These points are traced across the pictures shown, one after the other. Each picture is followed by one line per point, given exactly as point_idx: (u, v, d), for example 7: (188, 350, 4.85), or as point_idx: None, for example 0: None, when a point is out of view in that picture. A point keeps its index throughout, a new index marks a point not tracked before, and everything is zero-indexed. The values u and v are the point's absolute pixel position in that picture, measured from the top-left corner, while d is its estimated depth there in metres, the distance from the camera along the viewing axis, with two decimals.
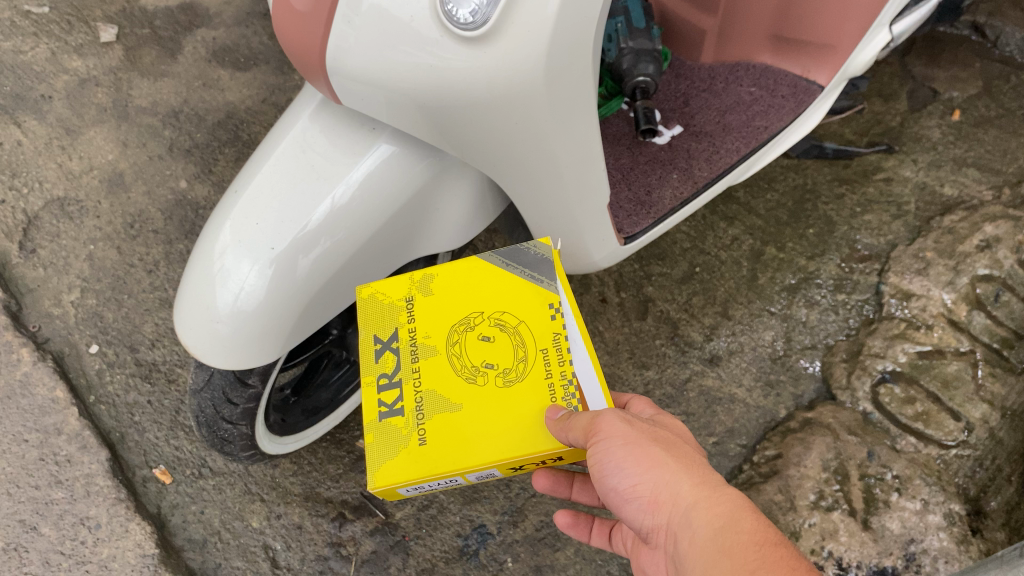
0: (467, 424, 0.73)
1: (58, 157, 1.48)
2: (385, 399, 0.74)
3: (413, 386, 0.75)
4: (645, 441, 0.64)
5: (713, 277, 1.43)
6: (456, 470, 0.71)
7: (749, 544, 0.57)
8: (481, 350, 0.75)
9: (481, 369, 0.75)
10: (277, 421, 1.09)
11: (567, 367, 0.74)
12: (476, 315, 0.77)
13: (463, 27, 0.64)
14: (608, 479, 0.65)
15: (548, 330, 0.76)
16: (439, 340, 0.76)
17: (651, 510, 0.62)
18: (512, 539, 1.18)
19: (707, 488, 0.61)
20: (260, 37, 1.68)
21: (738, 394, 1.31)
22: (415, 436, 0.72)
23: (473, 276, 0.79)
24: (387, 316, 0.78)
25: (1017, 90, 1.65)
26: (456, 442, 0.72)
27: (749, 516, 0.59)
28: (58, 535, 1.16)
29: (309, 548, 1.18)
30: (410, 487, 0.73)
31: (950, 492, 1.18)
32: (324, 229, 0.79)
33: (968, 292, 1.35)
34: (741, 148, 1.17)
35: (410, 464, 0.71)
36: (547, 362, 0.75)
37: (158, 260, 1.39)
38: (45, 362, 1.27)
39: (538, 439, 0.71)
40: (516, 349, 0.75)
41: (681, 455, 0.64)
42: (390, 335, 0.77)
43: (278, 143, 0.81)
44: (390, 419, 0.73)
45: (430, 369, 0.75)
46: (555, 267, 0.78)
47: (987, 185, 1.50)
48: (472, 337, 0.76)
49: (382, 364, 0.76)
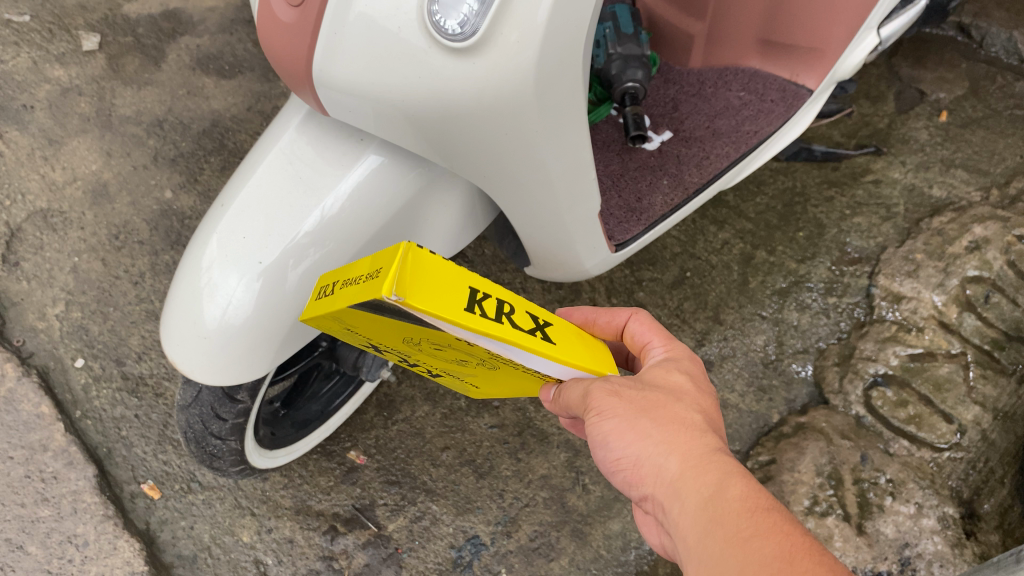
0: (501, 378, 0.67)
1: (40, 167, 1.46)
2: (420, 370, 0.73)
3: (428, 366, 0.70)
4: (635, 408, 0.62)
5: (703, 282, 1.42)
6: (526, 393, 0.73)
7: (741, 511, 0.56)
8: (443, 354, 0.63)
9: (462, 362, 0.63)
10: (267, 435, 1.07)
11: (519, 364, 0.59)
12: (410, 338, 0.60)
13: (452, 38, 0.63)
14: (600, 450, 0.64)
15: (475, 349, 0.57)
16: (407, 348, 0.65)
17: (637, 480, 0.62)
18: (506, 550, 1.17)
19: (696, 457, 0.60)
20: (245, 45, 1.68)
21: (731, 399, 1.30)
22: (469, 384, 0.73)
23: (366, 318, 0.56)
24: (354, 338, 0.66)
25: (1003, 91, 1.65)
26: (502, 386, 0.71)
27: (739, 480, 0.58)
28: (44, 553, 1.13)
29: (300, 562, 1.16)
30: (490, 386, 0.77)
31: (944, 496, 1.17)
32: (313, 240, 0.77)
33: (958, 294, 1.34)
34: (730, 154, 1.16)
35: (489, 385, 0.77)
36: (500, 362, 0.60)
37: (144, 272, 1.37)
38: (30, 377, 1.25)
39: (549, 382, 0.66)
40: (469, 358, 0.61)
41: (672, 420, 0.62)
42: (371, 345, 0.67)
43: (262, 157, 0.80)
44: (440, 377, 0.74)
45: (428, 359, 0.67)
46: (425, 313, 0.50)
47: (976, 186, 1.50)
48: (426, 348, 0.62)
49: (389, 356, 0.70)
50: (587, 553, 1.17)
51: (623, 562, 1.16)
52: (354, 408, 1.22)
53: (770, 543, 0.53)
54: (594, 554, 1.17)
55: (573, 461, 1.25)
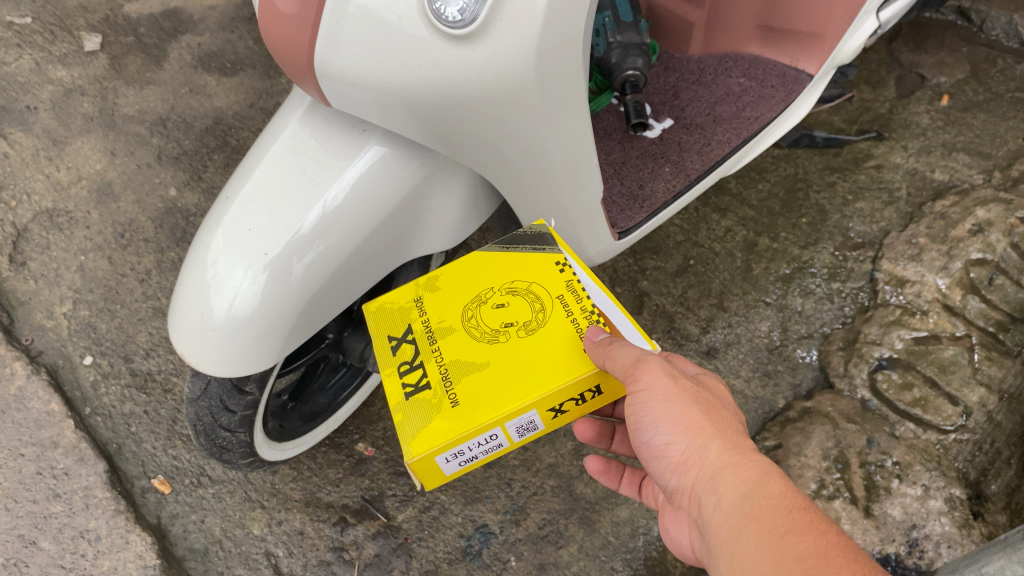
0: (504, 379, 0.71)
1: (45, 168, 1.47)
2: (409, 381, 0.73)
3: (436, 362, 0.74)
4: (687, 397, 0.64)
5: (707, 269, 1.43)
6: (494, 421, 0.69)
7: (778, 509, 0.56)
8: (497, 315, 0.76)
9: (503, 331, 0.75)
10: (275, 427, 1.08)
11: (586, 302, 0.76)
12: (490, 290, 0.78)
13: (452, 26, 0.64)
14: (644, 432, 0.65)
15: (560, 280, 0.77)
16: (454, 321, 0.77)
17: (679, 471, 0.63)
18: (515, 538, 1.18)
19: (738, 454, 0.61)
20: (246, 42, 1.68)
21: (736, 385, 1.30)
22: (447, 401, 0.71)
23: (480, 266, 0.81)
24: (398, 319, 0.78)
25: (1004, 73, 1.65)
26: (490, 397, 0.70)
27: (778, 480, 0.59)
28: (57, 549, 1.14)
29: (311, 554, 1.17)
30: (448, 456, 0.70)
31: (950, 477, 1.17)
32: (318, 232, 0.78)
33: (961, 277, 1.34)
34: (732, 140, 1.17)
35: (449, 428, 0.69)
36: (566, 304, 0.76)
37: (150, 269, 1.38)
38: (40, 375, 1.26)
39: (580, 363, 0.71)
40: (531, 305, 0.76)
41: (720, 420, 0.64)
42: (403, 331, 0.77)
43: (265, 151, 0.80)
44: (418, 396, 0.72)
45: (448, 348, 0.75)
46: (555, 236, 0.80)
47: (978, 169, 1.50)
48: (490, 308, 0.77)
49: (400, 355, 0.76)
50: (595, 540, 1.17)
51: (632, 548, 1.16)
52: (359, 403, 1.24)
53: (805, 541, 0.54)
54: (603, 541, 1.17)
55: (580, 448, 1.25)
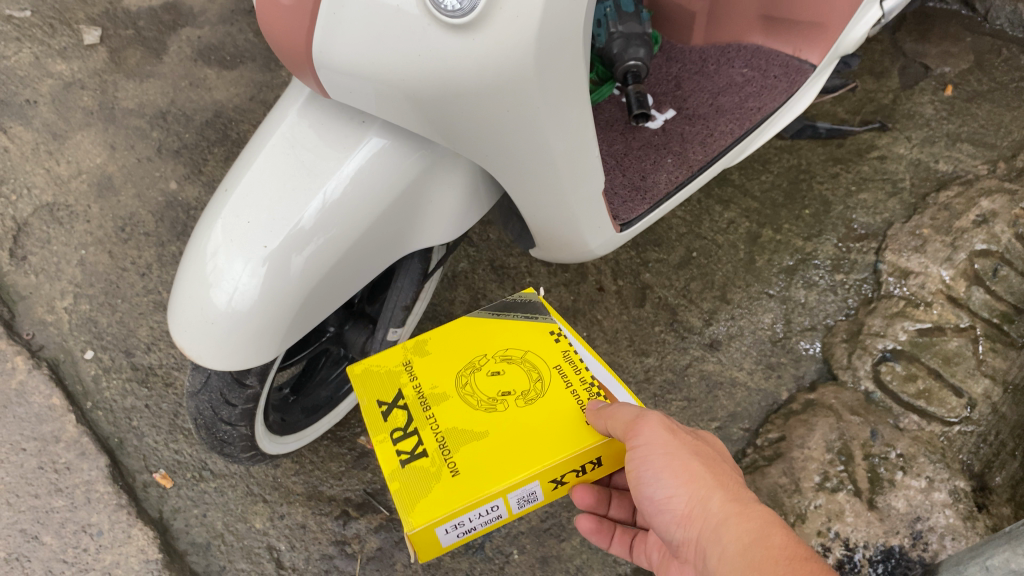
0: (503, 445, 0.74)
1: (45, 162, 1.47)
2: (404, 447, 0.75)
3: (432, 431, 0.76)
4: (687, 452, 0.69)
5: (709, 262, 1.42)
6: (499, 490, 0.71)
7: (780, 557, 0.61)
8: (493, 382, 0.80)
9: (500, 400, 0.78)
10: (277, 420, 1.08)
11: (584, 373, 0.81)
12: (484, 356, 0.83)
13: (451, 15, 0.63)
14: (646, 486, 0.70)
15: (556, 350, 0.83)
16: (448, 387, 0.80)
17: (683, 523, 0.67)
18: (518, 531, 1.18)
19: (739, 505, 0.65)
20: (246, 35, 1.68)
21: (739, 377, 1.30)
22: (446, 470, 0.73)
23: (472, 333, 0.85)
24: (388, 383, 0.81)
25: (1009, 64, 1.64)
26: (491, 467, 0.73)
27: (779, 530, 0.63)
28: (59, 543, 1.14)
29: (313, 547, 1.17)
30: (447, 528, 0.71)
31: (955, 469, 1.17)
32: (318, 226, 0.78)
33: (966, 268, 1.33)
34: (735, 130, 1.16)
35: (450, 498, 0.70)
36: (564, 374, 0.81)
37: (151, 263, 1.38)
38: (41, 369, 1.26)
39: (584, 434, 0.75)
40: (527, 375, 0.80)
41: (719, 472, 0.69)
42: (394, 396, 0.80)
43: (265, 142, 0.80)
44: (415, 464, 0.74)
45: (444, 416, 0.77)
46: (550, 308, 0.87)
47: (982, 160, 1.49)
48: (485, 375, 0.81)
49: (393, 419, 0.77)
50: None
51: None
52: (358, 400, 1.25)
53: None
54: None
55: None
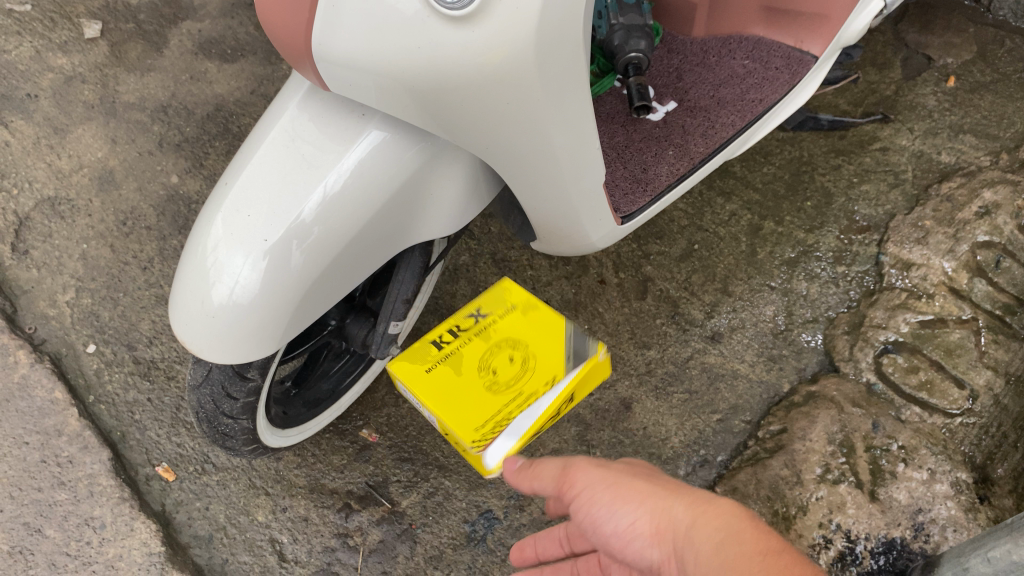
0: (469, 392, 1.05)
1: (46, 156, 1.46)
2: (444, 334, 1.06)
3: (462, 343, 1.06)
4: (630, 476, 0.77)
5: (711, 254, 1.42)
6: (422, 403, 1.02)
7: (753, 550, 0.65)
8: (504, 372, 1.07)
9: (492, 380, 1.06)
10: (278, 414, 1.08)
11: (513, 414, 1.06)
12: (528, 353, 1.08)
13: (450, 7, 0.63)
14: (604, 523, 0.76)
15: (540, 392, 1.08)
16: (500, 341, 1.08)
17: (653, 542, 0.73)
18: (519, 523, 1.18)
19: (699, 507, 0.72)
20: (246, 28, 1.67)
21: (740, 369, 1.30)
22: (431, 364, 1.04)
23: (544, 339, 1.09)
24: (493, 299, 1.11)
25: (1011, 55, 1.64)
26: (438, 392, 1.04)
27: (747, 522, 0.69)
28: (63, 536, 1.14)
29: (316, 540, 1.17)
30: (404, 387, 1.05)
31: (956, 461, 1.16)
32: (318, 218, 0.78)
33: (968, 260, 1.33)
34: (736, 122, 1.15)
35: (417, 375, 1.03)
36: (512, 408, 1.06)
37: (152, 257, 1.38)
38: (43, 363, 1.26)
39: (465, 439, 1.01)
40: (519, 389, 1.07)
41: (664, 485, 0.77)
42: (486, 313, 1.09)
43: (265, 135, 0.80)
44: (433, 344, 1.05)
45: (474, 348, 1.07)
46: (578, 367, 1.10)
47: (985, 151, 1.48)
48: (509, 360, 1.08)
49: (468, 317, 1.08)
50: None
51: None
52: (363, 390, 1.25)
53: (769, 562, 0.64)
54: None
55: (583, 434, 1.25)
